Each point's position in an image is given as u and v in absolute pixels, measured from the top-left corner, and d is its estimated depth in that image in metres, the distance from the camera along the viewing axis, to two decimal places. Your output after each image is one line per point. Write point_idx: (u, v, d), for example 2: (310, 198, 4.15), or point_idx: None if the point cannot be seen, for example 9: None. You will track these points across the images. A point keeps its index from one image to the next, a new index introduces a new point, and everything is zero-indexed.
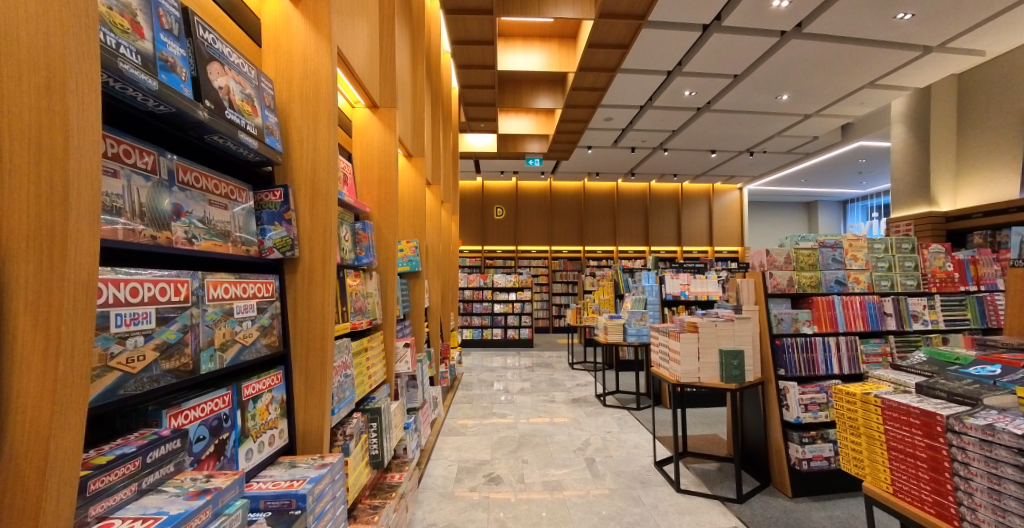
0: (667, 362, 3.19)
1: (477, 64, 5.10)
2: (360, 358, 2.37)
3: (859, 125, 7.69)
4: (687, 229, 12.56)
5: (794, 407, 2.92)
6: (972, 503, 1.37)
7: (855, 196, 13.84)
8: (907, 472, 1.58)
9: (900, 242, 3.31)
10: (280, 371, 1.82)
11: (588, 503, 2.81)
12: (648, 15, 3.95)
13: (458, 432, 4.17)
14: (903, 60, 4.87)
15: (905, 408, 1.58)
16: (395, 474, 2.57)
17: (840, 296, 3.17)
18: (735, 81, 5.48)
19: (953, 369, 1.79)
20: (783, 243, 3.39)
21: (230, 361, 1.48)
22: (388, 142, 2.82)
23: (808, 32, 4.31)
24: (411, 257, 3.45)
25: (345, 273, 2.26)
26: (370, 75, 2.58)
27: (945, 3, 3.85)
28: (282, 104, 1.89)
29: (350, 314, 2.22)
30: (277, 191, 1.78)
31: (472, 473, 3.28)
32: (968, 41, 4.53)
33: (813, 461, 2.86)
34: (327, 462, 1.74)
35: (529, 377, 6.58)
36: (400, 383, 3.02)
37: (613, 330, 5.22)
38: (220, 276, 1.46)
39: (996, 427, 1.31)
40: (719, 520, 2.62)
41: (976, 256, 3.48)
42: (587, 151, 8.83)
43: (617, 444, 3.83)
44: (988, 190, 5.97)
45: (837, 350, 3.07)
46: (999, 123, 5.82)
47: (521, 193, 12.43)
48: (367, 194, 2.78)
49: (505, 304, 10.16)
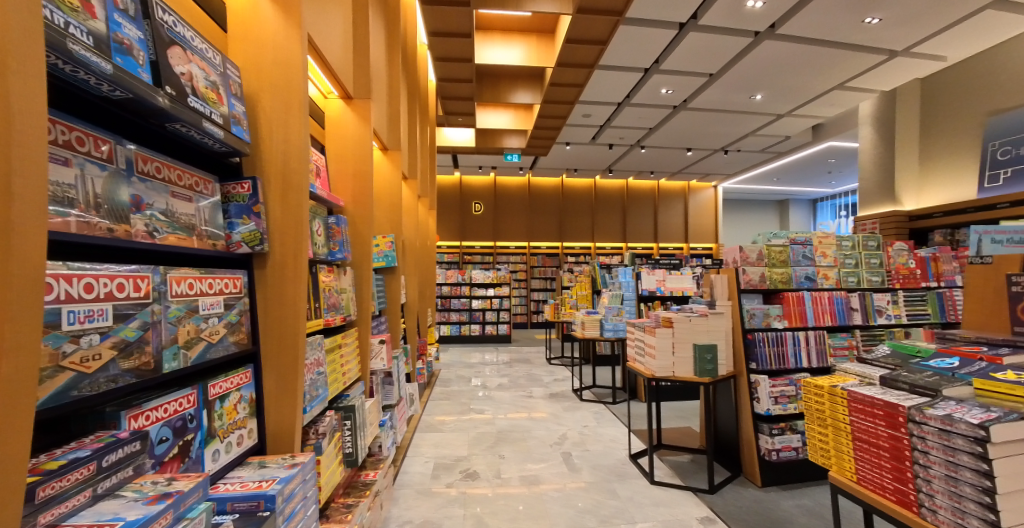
0: (643, 356, 3.22)
1: (456, 58, 5.03)
2: (333, 355, 2.32)
3: (829, 126, 7.92)
4: (664, 227, 12.77)
5: (765, 400, 3.01)
6: (930, 490, 1.44)
7: (825, 195, 14.34)
8: (871, 461, 1.64)
9: (866, 239, 3.42)
10: (249, 370, 1.77)
11: (565, 497, 2.82)
12: (626, 11, 3.94)
13: (435, 428, 4.14)
14: (871, 63, 5.02)
15: (870, 400, 1.63)
16: (370, 472, 2.54)
17: (810, 291, 3.26)
18: (711, 80, 5.56)
19: (915, 362, 1.85)
20: (756, 240, 3.47)
21: (196, 360, 1.43)
22: (363, 134, 2.75)
23: (781, 33, 4.39)
24: (388, 252, 3.38)
25: (318, 268, 2.21)
26: (344, 65, 2.51)
27: (912, 8, 3.97)
28: (251, 92, 1.82)
29: (323, 310, 2.17)
30: (246, 183, 1.72)
31: (449, 470, 3.26)
32: (934, 46, 4.70)
33: (782, 451, 2.95)
34: (297, 461, 1.69)
35: (507, 373, 6.58)
36: (375, 380, 2.97)
37: (590, 326, 5.26)
38: (184, 272, 1.40)
39: (954, 418, 1.37)
40: (693, 511, 2.66)
41: (937, 253, 3.62)
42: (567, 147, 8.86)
43: (594, 438, 3.86)
44: (947, 192, 6.23)
45: (806, 344, 3.15)
46: (958, 127, 6.07)
47: (499, 189, 12.39)
48: (342, 188, 2.71)
49: (484, 299, 10.13)
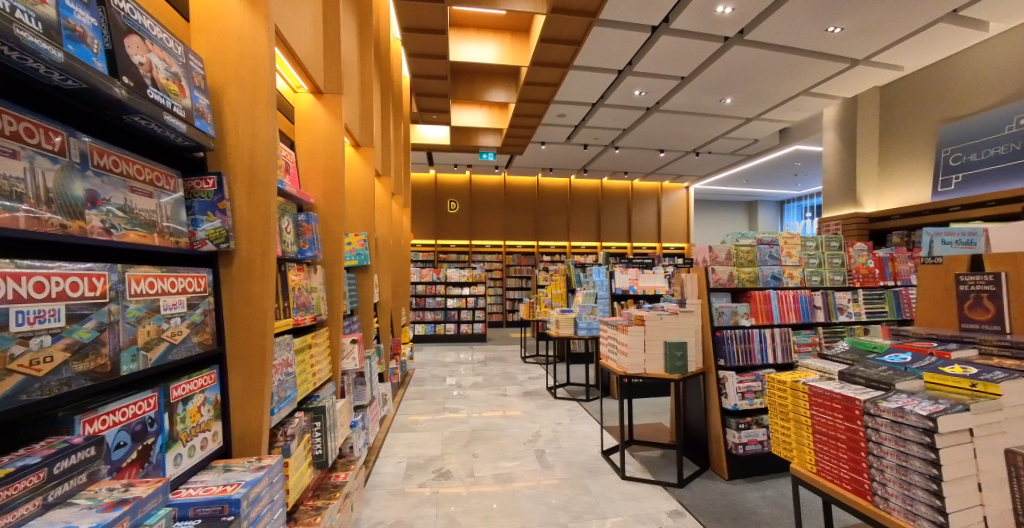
0: (616, 354, 3.26)
1: (431, 54, 4.99)
2: (303, 355, 2.27)
3: (795, 130, 8.18)
4: (638, 226, 12.98)
5: (732, 395, 3.08)
6: (883, 479, 1.51)
7: (792, 197, 14.82)
8: (829, 452, 1.71)
9: (829, 240, 3.55)
10: (214, 371, 1.71)
11: (538, 494, 2.84)
12: (600, 12, 3.98)
13: (409, 428, 4.10)
14: (834, 70, 5.22)
15: (829, 394, 1.70)
16: (340, 473, 2.50)
17: (776, 290, 3.37)
18: (682, 83, 5.67)
19: (871, 357, 1.94)
20: (725, 240, 3.57)
21: (157, 361, 1.37)
22: (333, 129, 2.69)
23: (750, 39, 4.52)
24: (360, 250, 3.32)
25: (287, 266, 2.16)
26: (313, 58, 2.45)
27: (871, 18, 4.14)
28: (216, 85, 1.76)
29: (292, 309, 2.13)
30: (210, 179, 1.67)
31: (422, 469, 3.24)
32: (892, 56, 4.92)
33: (748, 445, 3.04)
34: (264, 464, 1.65)
35: (482, 371, 6.58)
36: (347, 380, 2.92)
37: (565, 324, 5.31)
38: (144, 270, 1.35)
39: (905, 410, 1.44)
40: (663, 505, 2.72)
41: (894, 253, 3.78)
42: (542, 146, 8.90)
43: (568, 435, 3.90)
44: (903, 195, 6.53)
45: (772, 341, 3.25)
46: (915, 133, 6.37)
47: (476, 187, 12.36)
48: (312, 184, 2.66)
49: (459, 298, 10.09)
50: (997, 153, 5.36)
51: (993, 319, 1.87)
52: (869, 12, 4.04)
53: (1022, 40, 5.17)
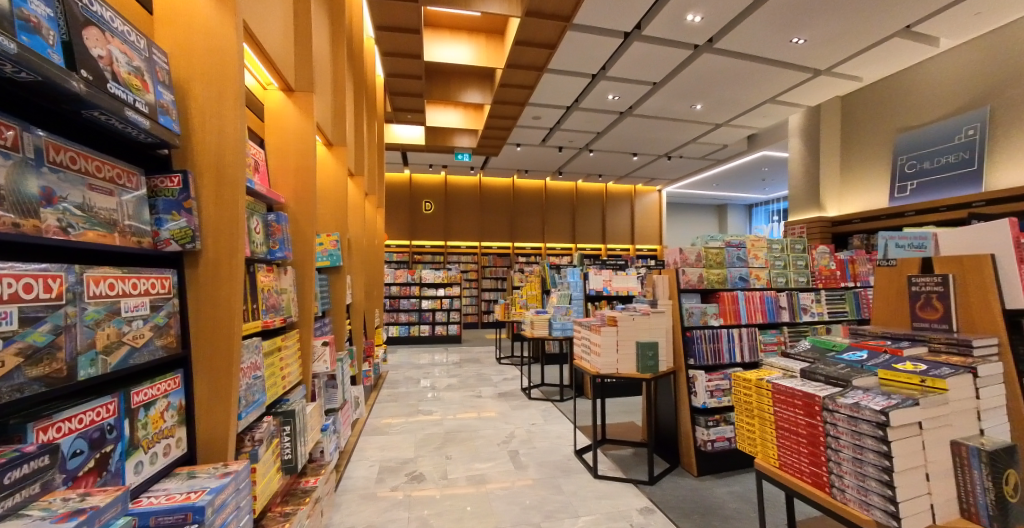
0: (589, 354, 3.31)
1: (406, 54, 4.95)
2: (272, 358, 2.22)
3: (763, 136, 8.46)
4: (612, 228, 13.18)
5: (701, 393, 3.16)
6: (840, 472, 1.58)
7: (760, 200, 15.29)
8: (791, 447, 1.77)
9: (794, 243, 3.69)
10: (178, 375, 1.66)
11: (511, 495, 2.85)
12: (573, 17, 4.03)
13: (381, 431, 4.05)
14: (798, 79, 5.42)
15: (791, 392, 1.77)
16: (310, 478, 2.45)
17: (743, 291, 3.47)
18: (654, 89, 5.79)
19: (831, 355, 2.02)
20: (695, 242, 3.67)
21: (118, 365, 1.32)
22: (304, 127, 2.65)
23: (719, 47, 4.65)
24: (332, 251, 3.27)
25: (255, 267, 2.11)
26: (283, 55, 2.41)
27: (831, 31, 4.33)
28: (181, 81, 1.71)
29: (261, 311, 2.09)
30: (175, 177, 1.62)
31: (394, 472, 3.21)
32: (852, 67, 5.14)
33: (716, 442, 3.13)
34: (230, 470, 1.61)
35: (456, 373, 6.55)
36: (318, 383, 2.86)
37: (539, 325, 5.35)
38: (104, 271, 1.30)
39: (860, 405, 1.51)
40: (634, 502, 2.76)
41: (854, 256, 3.97)
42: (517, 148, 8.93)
43: (542, 435, 3.93)
44: (863, 201, 6.83)
45: (740, 340, 3.35)
46: (874, 142, 6.68)
47: (451, 188, 12.31)
48: (283, 183, 2.61)
49: (434, 300, 10.02)
50: (948, 161, 5.69)
51: (941, 318, 1.99)
52: (829, 25, 4.22)
53: (969, 57, 5.51)
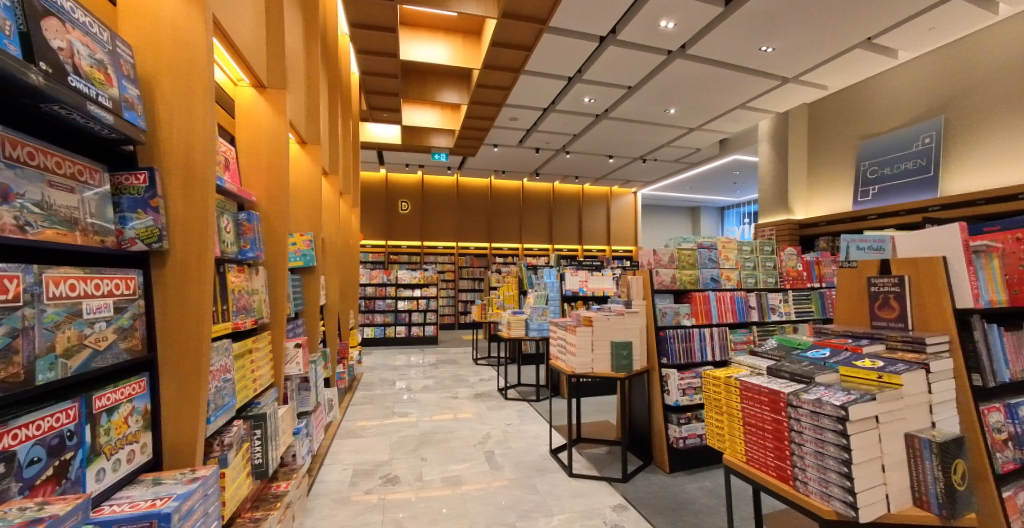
0: (565, 354, 3.34)
1: (382, 52, 4.90)
2: (243, 361, 2.17)
3: (734, 140, 8.70)
4: (589, 229, 13.33)
5: (673, 391, 3.24)
6: (803, 465, 1.65)
7: (732, 203, 15.69)
8: (757, 442, 1.83)
9: (762, 245, 3.80)
10: (144, 379, 1.60)
11: (487, 496, 2.86)
12: (550, 20, 4.07)
13: (356, 434, 4.00)
14: (767, 86, 5.59)
15: (758, 389, 1.83)
16: (281, 483, 2.41)
17: (714, 291, 3.57)
18: (629, 92, 5.89)
19: (796, 353, 2.09)
20: (669, 244, 3.75)
21: (78, 369, 1.28)
22: (276, 125, 2.60)
23: (691, 53, 4.76)
24: (305, 251, 3.21)
25: (226, 267, 2.07)
26: (255, 50, 2.36)
27: (797, 40, 4.49)
28: (147, 75, 1.66)
29: (231, 313, 2.04)
30: (141, 174, 1.57)
31: (369, 475, 3.18)
32: (817, 75, 5.34)
33: (688, 439, 3.21)
34: (198, 475, 1.57)
35: (433, 374, 6.52)
36: (290, 386, 2.81)
37: (516, 325, 5.37)
38: (65, 271, 1.25)
39: (822, 401, 1.58)
40: (607, 500, 2.81)
41: (820, 258, 4.11)
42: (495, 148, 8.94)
43: (517, 435, 3.95)
44: (828, 204, 7.10)
45: (711, 339, 3.45)
46: (839, 148, 6.95)
47: (429, 188, 12.24)
48: (254, 181, 2.55)
49: (410, 300, 9.92)
50: (907, 168, 5.95)
51: (898, 317, 2.08)
52: (796, 34, 4.38)
53: (926, 69, 5.79)
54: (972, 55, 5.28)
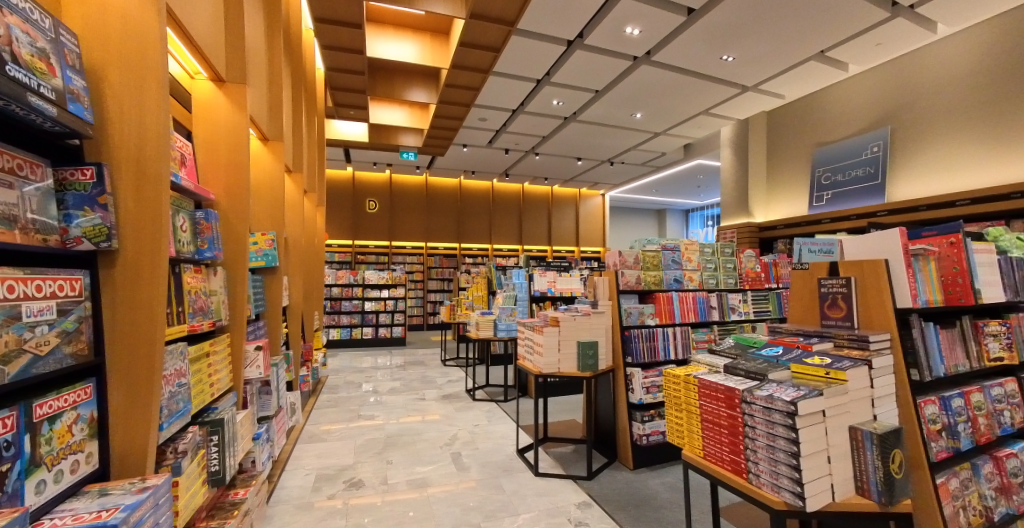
0: (532, 354, 3.38)
1: (347, 48, 4.80)
2: (199, 365, 2.09)
3: (698, 145, 8.96)
4: (558, 230, 13.46)
5: (638, 390, 3.34)
6: (756, 458, 1.73)
7: (696, 205, 16.18)
8: (714, 438, 1.91)
9: (723, 247, 3.94)
10: (90, 385, 1.52)
11: (453, 497, 2.86)
12: (517, 22, 4.09)
13: (319, 438, 3.91)
14: (728, 94, 5.80)
15: (715, 386, 1.91)
16: (240, 490, 2.34)
17: (677, 292, 3.67)
18: (597, 96, 5.98)
19: (751, 351, 2.18)
20: (634, 245, 3.84)
21: (17, 376, 1.21)
22: (236, 120, 2.51)
23: (656, 59, 4.89)
24: (267, 251, 3.11)
25: (181, 267, 1.99)
26: (212, 43, 2.27)
27: (755, 51, 4.68)
28: (94, 66, 1.57)
29: (187, 315, 1.97)
30: (88, 169, 1.49)
31: (332, 480, 3.11)
32: (774, 85, 5.58)
33: (652, 436, 3.31)
34: (149, 485, 1.51)
35: (400, 376, 6.45)
36: (250, 390, 2.73)
37: (484, 326, 5.37)
38: (2, 272, 1.18)
39: (773, 397, 1.66)
40: (572, 497, 2.86)
41: (777, 260, 4.29)
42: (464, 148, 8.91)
43: (485, 436, 3.95)
44: (785, 208, 7.42)
45: (674, 339, 3.56)
46: (795, 154, 7.28)
47: (397, 187, 12.09)
48: (212, 178, 2.46)
49: (378, 301, 9.77)
50: (858, 175, 6.28)
51: (845, 317, 2.19)
52: (753, 45, 4.56)
53: (875, 81, 6.13)
54: (916, 70, 5.64)
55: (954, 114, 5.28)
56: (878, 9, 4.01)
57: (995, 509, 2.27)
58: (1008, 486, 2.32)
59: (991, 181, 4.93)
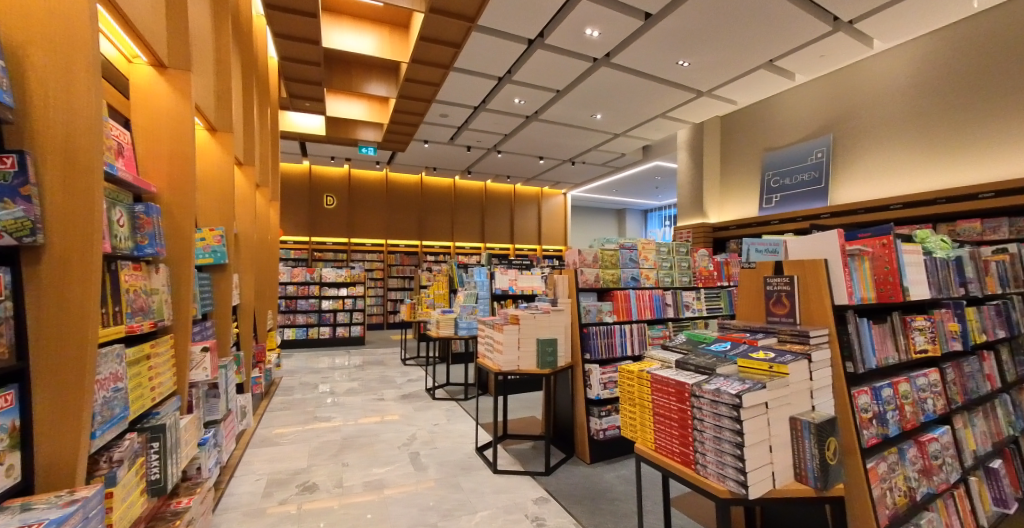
0: (492, 352, 3.39)
1: (301, 38, 4.63)
2: (138, 368, 1.97)
3: (656, 146, 9.23)
4: (521, 228, 13.53)
5: (595, 386, 3.38)
6: (704, 450, 1.80)
7: (654, 206, 16.67)
8: (666, 431, 1.98)
9: (678, 246, 4.07)
10: (12, 391, 1.40)
11: (409, 498, 2.83)
12: (478, 18, 4.06)
13: (272, 442, 3.78)
14: (684, 98, 6.00)
15: (666, 381, 1.97)
16: (183, 499, 2.23)
17: (634, 289, 3.77)
18: (558, 96, 6.04)
19: (702, 347, 2.27)
20: (593, 244, 3.93)
21: None
22: (179, 108, 2.37)
23: (615, 62, 4.99)
24: (216, 248, 2.97)
25: (118, 264, 1.87)
26: (152, 25, 2.14)
27: (709, 57, 4.85)
28: (13, 43, 1.43)
29: (124, 315, 1.85)
30: (10, 157, 1.37)
31: (284, 485, 3.01)
32: (727, 91, 5.82)
33: (607, 430, 3.40)
34: (78, 497, 1.41)
35: (358, 376, 6.31)
36: (195, 394, 2.60)
37: (445, 325, 5.33)
38: None
39: (720, 390, 1.73)
40: (530, 493, 2.89)
41: (728, 259, 4.49)
42: (425, 144, 8.79)
43: (444, 435, 3.93)
44: (737, 210, 7.76)
45: (631, 335, 3.66)
46: (746, 158, 7.62)
47: (356, 183, 11.82)
48: (153, 170, 2.32)
49: (335, 300, 9.52)
50: (803, 179, 6.63)
51: (788, 313, 2.33)
52: (706, 52, 4.73)
53: (819, 91, 6.51)
54: (856, 82, 6.02)
55: (888, 124, 5.69)
56: (821, 23, 4.25)
57: (918, 490, 2.45)
58: (930, 467, 2.52)
59: (923, 186, 5.35)
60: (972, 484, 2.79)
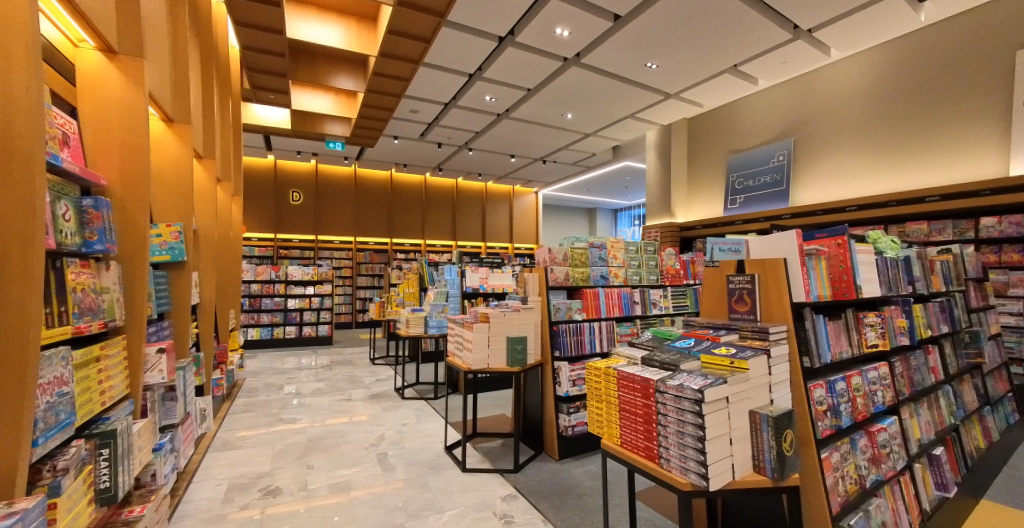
0: (462, 350, 3.37)
1: (264, 27, 4.47)
2: (85, 371, 1.86)
3: (627, 147, 9.39)
4: (492, 226, 13.52)
5: (564, 383, 3.44)
6: (667, 444, 1.86)
7: (624, 205, 16.97)
8: (631, 426, 2.02)
9: (646, 245, 4.15)
10: None
11: (376, 499, 2.80)
12: (447, 14, 4.02)
13: (233, 446, 3.66)
14: (652, 100, 6.13)
15: (632, 377, 2.01)
16: (135, 508, 2.14)
17: (603, 287, 3.82)
18: (530, 94, 6.05)
19: (667, 343, 2.32)
20: (563, 242, 3.95)
21: None
22: (131, 97, 2.25)
23: (585, 62, 5.04)
24: (172, 245, 2.84)
25: (64, 262, 1.77)
26: (99, 9, 2.03)
27: (676, 60, 4.96)
28: None
29: (70, 315, 1.75)
30: None
31: (245, 490, 2.92)
32: (693, 94, 5.98)
33: (576, 426, 3.45)
34: (17, 509, 1.33)
35: (325, 376, 6.18)
36: (150, 397, 2.49)
37: (414, 323, 5.28)
38: None
39: (683, 386, 1.78)
40: (498, 491, 2.90)
41: (694, 258, 4.60)
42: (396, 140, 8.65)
43: (413, 435, 3.90)
44: (704, 210, 7.98)
45: (599, 332, 3.72)
46: (712, 160, 7.83)
47: (324, 178, 11.56)
48: (104, 161, 2.20)
49: (302, 298, 9.27)
50: (766, 181, 6.88)
51: (750, 310, 2.42)
52: (673, 54, 4.84)
53: (781, 96, 6.76)
54: (815, 88, 6.29)
55: (845, 129, 5.97)
56: (782, 30, 4.41)
57: (867, 477, 2.59)
58: (878, 456, 2.67)
59: (876, 189, 5.64)
60: (916, 471, 2.96)
